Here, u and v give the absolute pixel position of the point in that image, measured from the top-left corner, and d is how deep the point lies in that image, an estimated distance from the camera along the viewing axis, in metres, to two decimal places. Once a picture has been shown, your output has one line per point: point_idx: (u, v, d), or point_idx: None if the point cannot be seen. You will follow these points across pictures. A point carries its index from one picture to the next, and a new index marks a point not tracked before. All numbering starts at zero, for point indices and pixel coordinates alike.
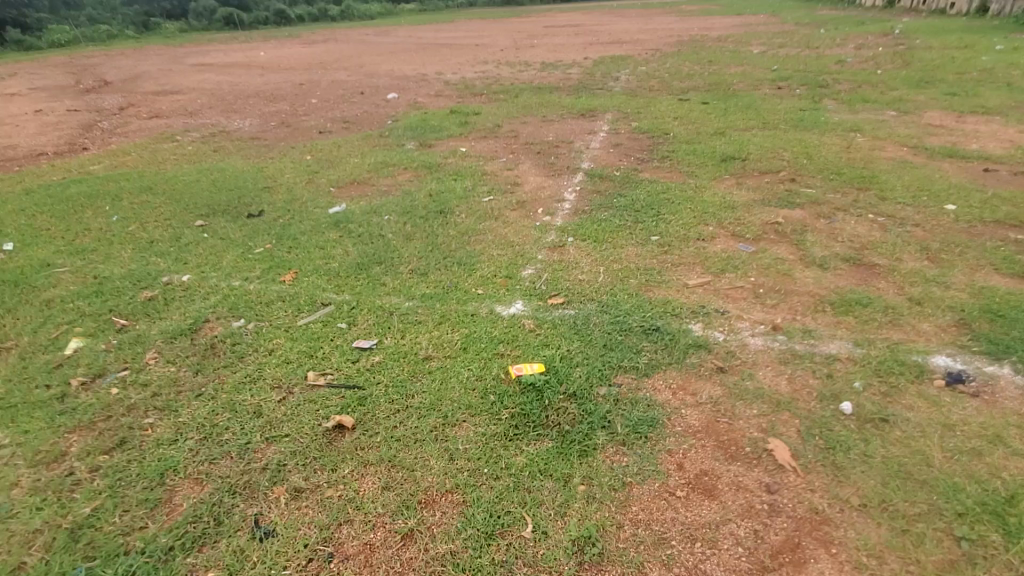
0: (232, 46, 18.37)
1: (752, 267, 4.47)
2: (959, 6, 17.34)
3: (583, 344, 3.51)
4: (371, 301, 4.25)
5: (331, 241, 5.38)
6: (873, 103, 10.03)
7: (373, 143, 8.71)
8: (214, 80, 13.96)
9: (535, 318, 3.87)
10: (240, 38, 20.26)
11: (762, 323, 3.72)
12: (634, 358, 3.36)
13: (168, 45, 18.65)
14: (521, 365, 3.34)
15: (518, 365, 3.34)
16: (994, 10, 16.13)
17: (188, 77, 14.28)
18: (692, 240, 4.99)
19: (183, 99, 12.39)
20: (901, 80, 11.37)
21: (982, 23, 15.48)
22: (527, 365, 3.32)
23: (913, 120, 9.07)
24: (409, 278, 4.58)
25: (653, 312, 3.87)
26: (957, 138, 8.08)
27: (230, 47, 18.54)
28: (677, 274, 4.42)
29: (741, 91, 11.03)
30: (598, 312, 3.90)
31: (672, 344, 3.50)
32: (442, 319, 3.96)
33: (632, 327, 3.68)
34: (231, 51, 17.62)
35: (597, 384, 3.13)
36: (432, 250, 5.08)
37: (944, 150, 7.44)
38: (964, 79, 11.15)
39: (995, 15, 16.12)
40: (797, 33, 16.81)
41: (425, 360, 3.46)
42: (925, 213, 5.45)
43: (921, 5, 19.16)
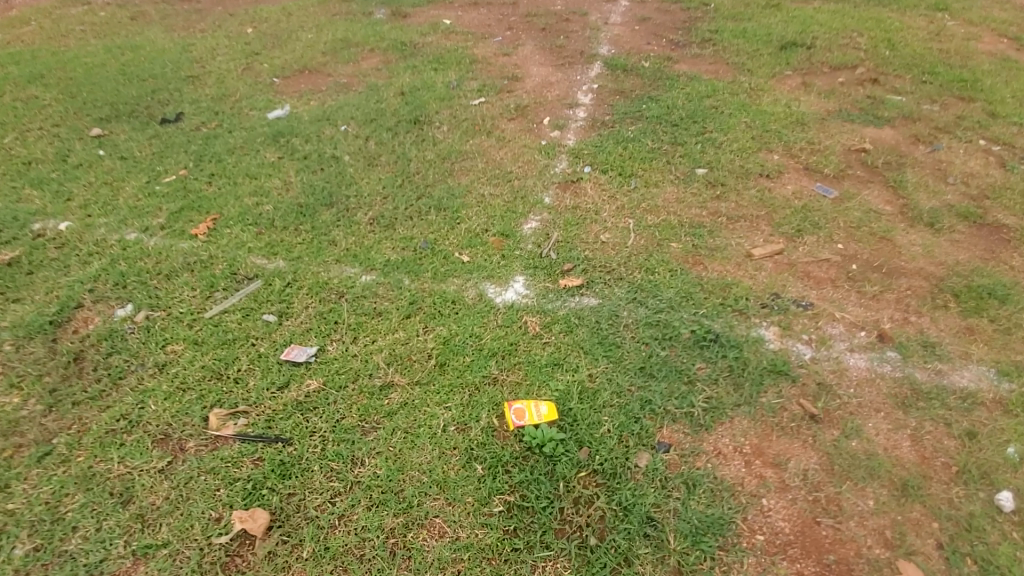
0: None
1: (837, 226, 3.25)
2: None
3: (610, 369, 2.43)
4: (313, 273, 3.06)
5: (265, 167, 4.01)
6: None
7: (332, 11, 6.78)
8: None
9: (540, 313, 2.74)
10: None
11: (862, 330, 2.62)
12: (687, 396, 2.31)
13: None
14: (528, 402, 2.29)
15: (522, 400, 2.31)
16: None
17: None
18: (751, 176, 3.69)
19: None
20: None
21: None
22: (534, 404, 2.28)
23: None
24: (367, 232, 3.35)
25: (707, 306, 2.73)
26: None
27: None
28: (734, 236, 3.20)
29: None
30: (629, 303, 2.77)
31: (738, 368, 2.43)
32: (409, 307, 2.81)
33: (679, 336, 2.57)
34: None
35: (634, 450, 2.12)
36: (400, 185, 3.76)
37: None
38: None
39: None
40: None
41: (384, 389, 2.40)
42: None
43: None
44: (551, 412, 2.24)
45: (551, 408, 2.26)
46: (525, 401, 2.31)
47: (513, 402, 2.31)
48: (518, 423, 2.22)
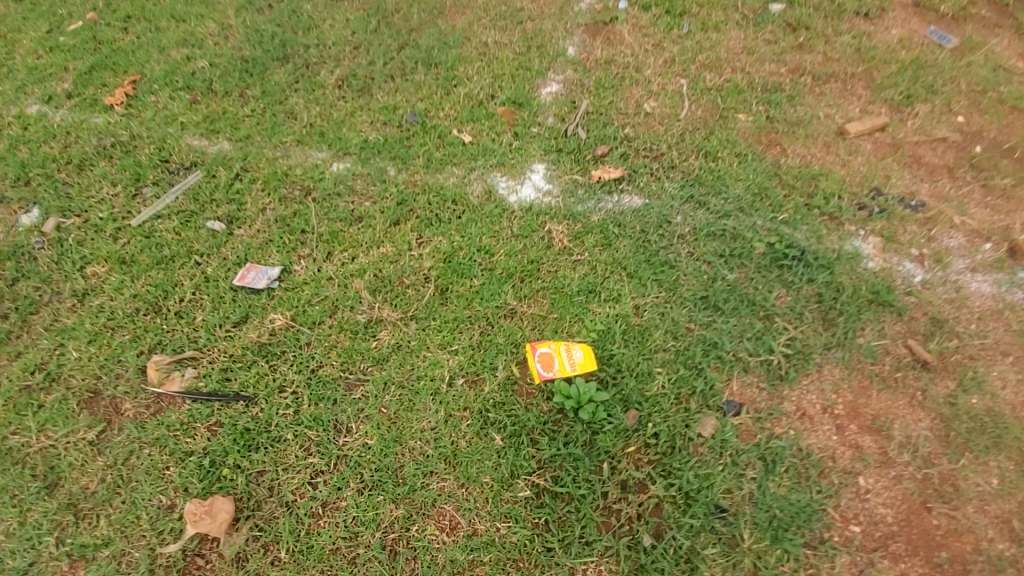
0: None
1: (956, 91, 2.46)
2: None
3: (663, 300, 1.87)
4: (269, 159, 2.34)
5: (193, 4, 3.00)
6: None
7: None
8: None
9: (569, 217, 2.08)
10: None
11: (988, 242, 2.02)
12: (764, 338, 1.78)
13: None
14: (558, 346, 1.77)
15: (550, 343, 1.78)
16: None
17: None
18: (844, 17, 2.75)
19: None
20: None
21: None
22: (566, 350, 1.76)
23: None
24: (335, 99, 2.53)
25: (787, 208, 2.08)
26: None
27: None
28: (821, 104, 2.42)
29: None
30: (685, 204, 2.11)
31: (829, 297, 1.87)
32: (397, 210, 2.15)
33: (752, 252, 1.97)
34: None
35: (697, 414, 1.65)
36: (375, 30, 2.82)
37: None
38: None
39: None
40: None
41: (369, 328, 1.86)
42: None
43: None
44: (587, 360, 1.75)
45: (587, 355, 1.76)
46: (553, 344, 1.78)
47: (538, 345, 1.78)
48: (545, 378, 1.73)
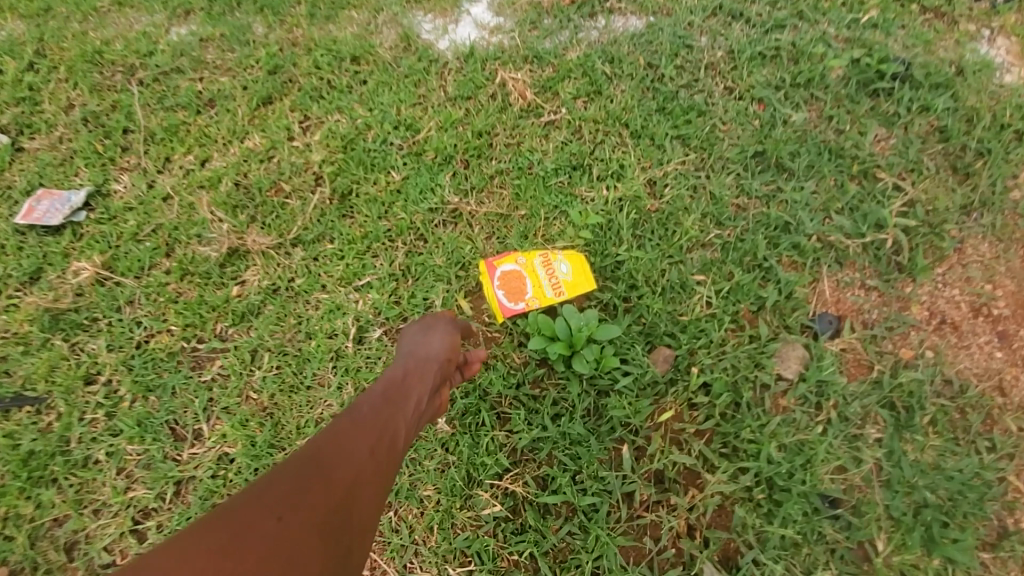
0: None
1: None
2: None
3: (693, 167, 1.16)
4: (76, 34, 1.54)
5: None
6: None
7: None
8: None
9: (531, 59, 1.32)
10: None
11: None
12: (864, 208, 1.08)
13: None
14: (533, 259, 1.10)
15: (519, 258, 1.11)
16: None
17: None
18: None
19: None
20: None
21: None
22: (545, 263, 1.09)
23: None
24: None
25: (872, 5, 1.32)
26: None
27: None
28: None
29: None
30: (712, 16, 1.33)
31: (959, 131, 1.15)
32: (267, 81, 1.39)
33: (826, 76, 1.23)
34: None
35: (771, 345, 0.98)
36: None
37: None
38: None
39: None
40: None
41: (226, 266, 1.16)
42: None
43: None
44: (581, 277, 1.07)
45: (580, 268, 1.08)
46: (524, 257, 1.11)
47: (499, 261, 1.11)
48: (513, 313, 1.06)
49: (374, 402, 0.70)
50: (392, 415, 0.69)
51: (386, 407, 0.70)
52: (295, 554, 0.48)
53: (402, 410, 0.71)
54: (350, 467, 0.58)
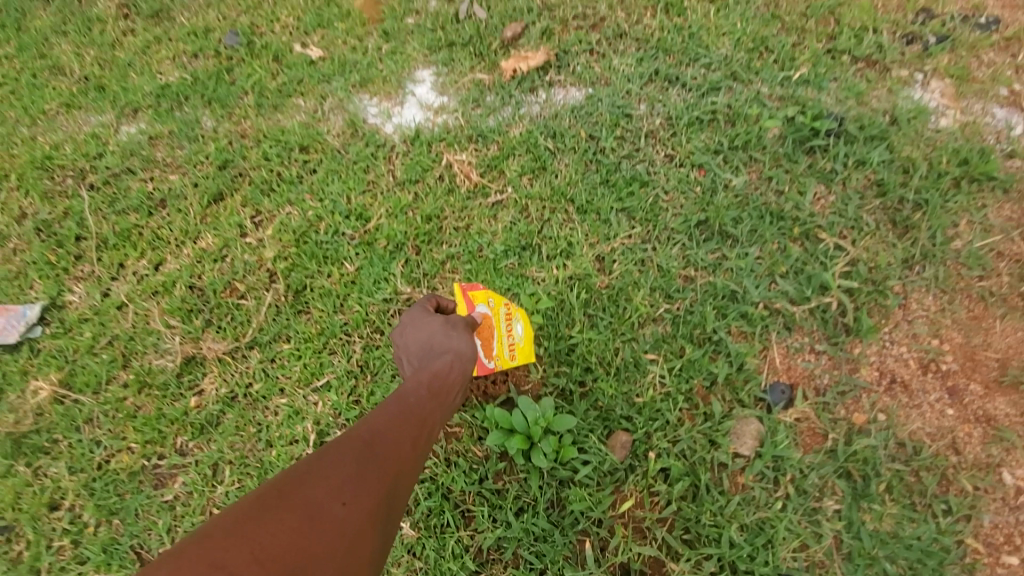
0: None
1: None
2: None
3: (639, 239, 1.17)
4: (26, 142, 1.56)
5: None
6: None
7: None
8: None
9: (476, 138, 1.35)
10: None
11: None
12: (808, 270, 1.10)
13: None
14: (501, 308, 1.04)
15: (490, 300, 1.03)
16: None
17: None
18: None
19: None
20: None
21: None
22: (510, 318, 1.04)
23: None
24: (120, 36, 1.73)
25: (803, 59, 1.36)
26: None
27: None
28: None
29: None
30: (649, 82, 1.39)
31: (895, 184, 1.19)
32: (219, 177, 1.41)
33: (762, 136, 1.26)
34: None
35: (724, 420, 0.99)
36: None
37: None
38: None
39: None
40: None
41: (183, 376, 1.16)
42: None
43: None
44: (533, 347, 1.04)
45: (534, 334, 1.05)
46: (495, 301, 1.04)
47: (474, 300, 1.01)
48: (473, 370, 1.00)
49: (423, 399, 0.85)
50: (432, 412, 0.85)
51: (430, 404, 0.85)
52: (366, 516, 0.66)
53: (434, 411, 0.86)
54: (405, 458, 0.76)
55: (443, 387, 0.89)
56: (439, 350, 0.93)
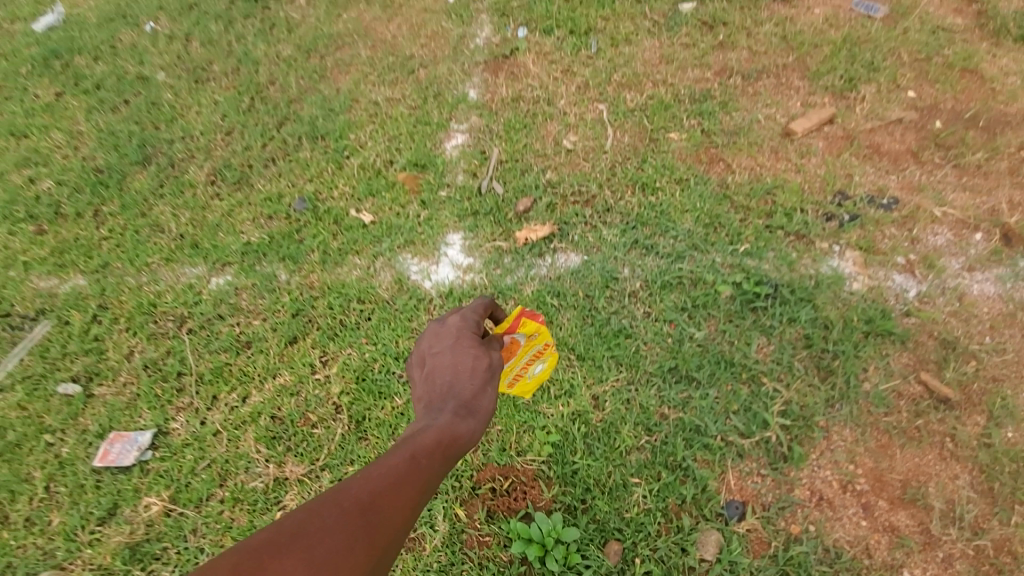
0: None
1: (898, 63, 2.21)
2: None
3: (625, 382, 1.53)
4: (132, 289, 1.94)
5: (36, 114, 2.60)
6: None
7: None
8: None
9: (497, 294, 1.74)
10: None
11: (977, 232, 1.75)
12: (754, 409, 1.45)
13: None
14: (536, 345, 1.17)
15: (534, 337, 1.15)
16: None
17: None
18: (760, 4, 2.47)
19: None
20: None
21: None
22: (533, 361, 1.18)
23: None
24: (208, 200, 2.16)
25: (747, 234, 1.78)
26: None
27: None
28: (758, 105, 2.13)
29: None
30: (630, 250, 1.79)
31: (819, 338, 1.56)
32: (292, 323, 1.78)
33: (718, 297, 1.65)
34: None
35: (692, 530, 1.31)
36: (247, 109, 2.46)
37: None
38: None
39: None
40: None
41: (269, 494, 1.49)
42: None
43: None
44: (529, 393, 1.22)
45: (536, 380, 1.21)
46: (537, 340, 1.16)
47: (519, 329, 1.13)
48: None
49: (433, 459, 0.90)
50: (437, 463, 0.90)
51: (436, 452, 0.90)
52: None
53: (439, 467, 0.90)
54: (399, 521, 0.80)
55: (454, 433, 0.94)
56: (459, 394, 0.99)
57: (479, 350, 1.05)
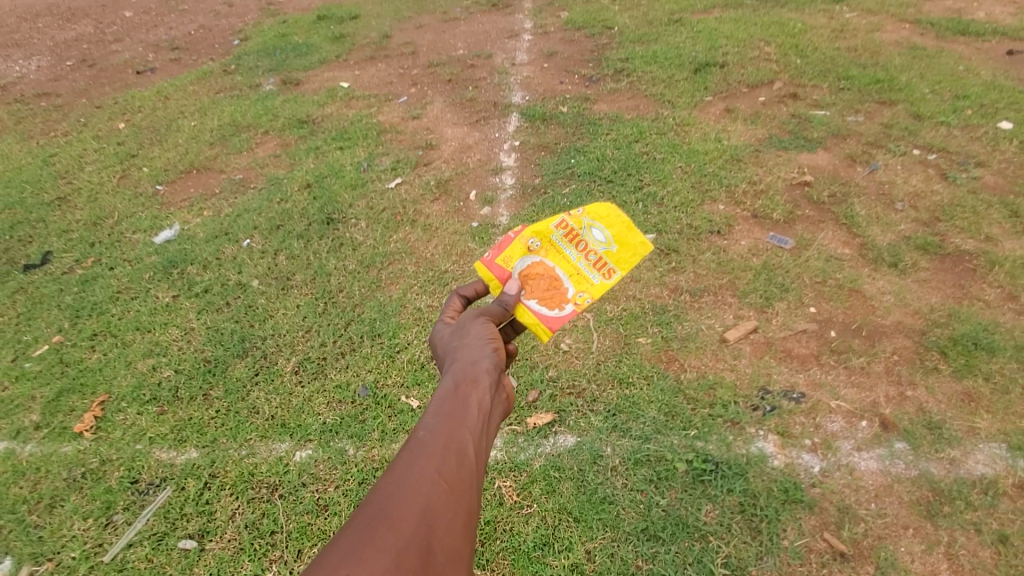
0: None
1: (804, 284, 3.00)
2: None
3: (610, 539, 2.15)
4: (235, 461, 2.63)
5: (157, 312, 3.42)
6: None
7: (210, 85, 5.89)
8: None
9: (513, 468, 2.39)
10: None
11: (862, 420, 2.42)
12: (704, 561, 2.06)
13: None
14: (543, 245, 1.72)
15: (538, 235, 1.74)
16: None
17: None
18: (702, 236, 3.33)
19: None
20: None
21: None
22: (575, 239, 1.73)
23: None
24: (294, 388, 2.90)
25: (696, 421, 2.46)
26: None
27: None
28: (703, 317, 2.90)
29: None
30: (610, 433, 2.47)
31: (750, 505, 2.18)
32: (359, 490, 2.46)
33: (676, 472, 2.30)
34: None
35: None
36: (322, 312, 3.27)
37: (951, 21, 5.21)
38: None
39: None
40: None
41: None
42: (966, 152, 3.74)
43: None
44: (626, 242, 1.71)
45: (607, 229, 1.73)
46: (545, 232, 1.74)
47: (524, 254, 1.71)
48: (564, 314, 1.62)
49: (444, 428, 1.21)
50: (454, 437, 1.20)
51: (452, 429, 1.21)
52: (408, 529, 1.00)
53: (454, 435, 1.21)
54: (435, 479, 1.10)
55: (467, 410, 1.27)
56: (459, 379, 1.34)
57: (456, 339, 1.48)
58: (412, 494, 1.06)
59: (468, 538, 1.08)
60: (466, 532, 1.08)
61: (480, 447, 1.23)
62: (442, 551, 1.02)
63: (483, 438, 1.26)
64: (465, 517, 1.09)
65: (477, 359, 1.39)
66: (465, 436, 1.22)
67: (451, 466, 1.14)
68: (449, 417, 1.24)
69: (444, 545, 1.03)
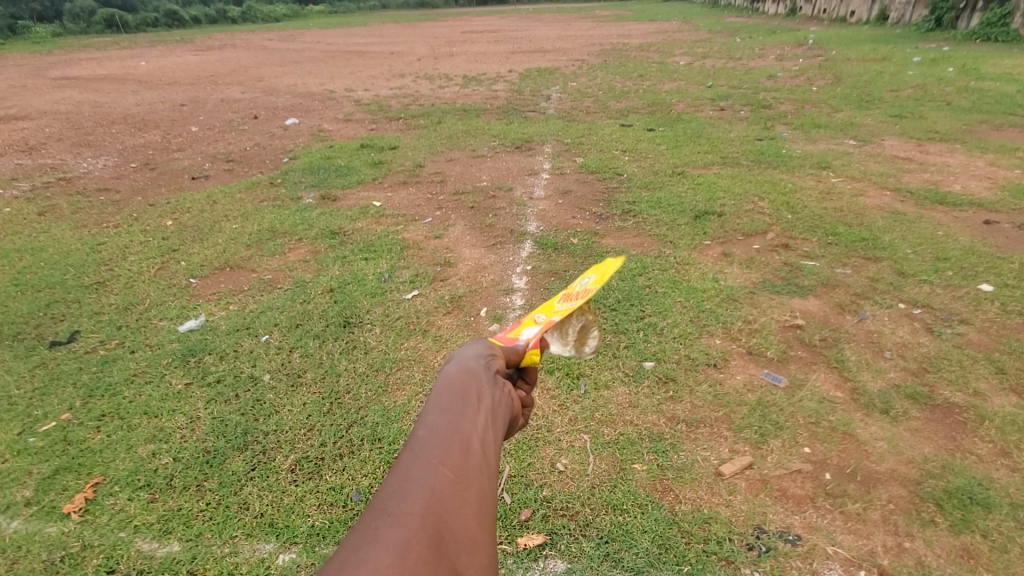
0: (109, 62, 15.52)
1: (797, 423, 3.08)
2: (860, 14, 17.24)
3: None
4: (217, 559, 2.58)
5: (168, 398, 3.52)
6: (842, 109, 8.53)
7: (255, 194, 6.49)
8: (76, 100, 11.37)
9: None
10: (122, 51, 17.45)
11: (860, 569, 2.38)
12: None
13: (40, 62, 15.95)
14: None
15: None
16: (893, 19, 16.01)
17: (39, 98, 11.55)
18: (698, 368, 3.47)
19: (29, 127, 9.70)
20: (855, 83, 9.90)
21: (887, 32, 15.16)
22: None
23: (888, 130, 7.60)
24: (288, 486, 2.90)
25: (690, 556, 2.42)
26: (926, 158, 6.71)
27: (107, 61, 15.70)
28: (698, 447, 2.95)
29: (677, 101, 9.28)
30: (602, 561, 2.42)
31: None
32: None
33: None
34: (106, 66, 14.91)
35: None
36: (327, 411, 3.35)
37: (929, 192, 5.76)
38: (916, 79, 9.97)
39: (894, 24, 15.98)
40: (717, 41, 15.89)
41: None
42: (949, 309, 3.98)
43: (824, 14, 19.01)
44: None
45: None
46: None
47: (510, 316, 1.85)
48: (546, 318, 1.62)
49: (441, 423, 1.20)
50: (457, 429, 1.19)
51: (452, 421, 1.21)
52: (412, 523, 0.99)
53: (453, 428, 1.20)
54: (437, 472, 1.10)
55: (469, 400, 1.26)
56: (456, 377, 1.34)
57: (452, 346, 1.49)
58: (414, 489, 1.05)
59: (480, 520, 1.08)
60: (478, 513, 1.08)
61: (486, 435, 1.23)
62: (453, 538, 1.01)
63: (488, 424, 1.25)
64: (476, 505, 1.09)
65: (476, 355, 1.39)
66: (468, 425, 1.21)
67: (456, 455, 1.14)
68: (450, 409, 1.23)
69: (457, 531, 1.03)
